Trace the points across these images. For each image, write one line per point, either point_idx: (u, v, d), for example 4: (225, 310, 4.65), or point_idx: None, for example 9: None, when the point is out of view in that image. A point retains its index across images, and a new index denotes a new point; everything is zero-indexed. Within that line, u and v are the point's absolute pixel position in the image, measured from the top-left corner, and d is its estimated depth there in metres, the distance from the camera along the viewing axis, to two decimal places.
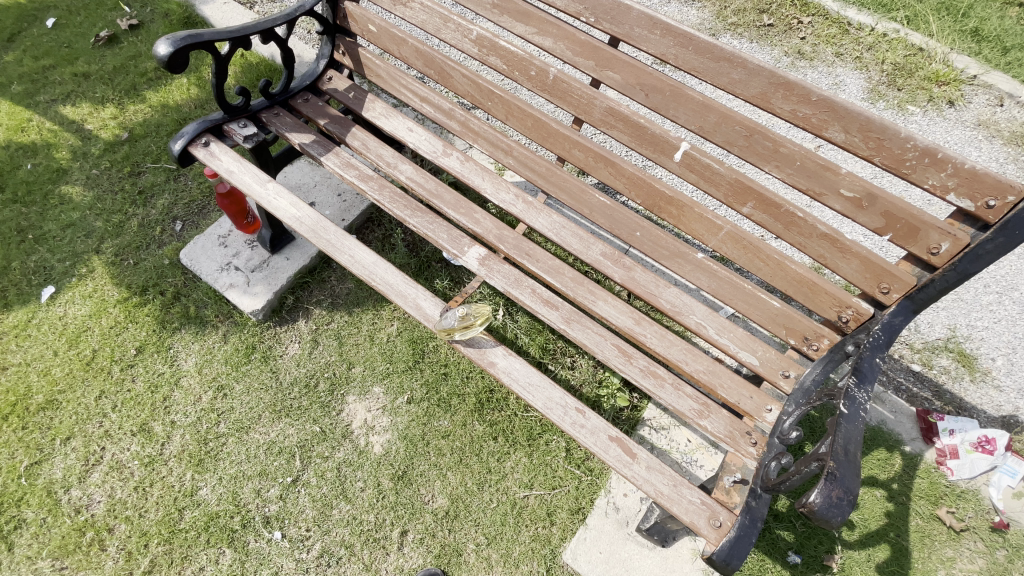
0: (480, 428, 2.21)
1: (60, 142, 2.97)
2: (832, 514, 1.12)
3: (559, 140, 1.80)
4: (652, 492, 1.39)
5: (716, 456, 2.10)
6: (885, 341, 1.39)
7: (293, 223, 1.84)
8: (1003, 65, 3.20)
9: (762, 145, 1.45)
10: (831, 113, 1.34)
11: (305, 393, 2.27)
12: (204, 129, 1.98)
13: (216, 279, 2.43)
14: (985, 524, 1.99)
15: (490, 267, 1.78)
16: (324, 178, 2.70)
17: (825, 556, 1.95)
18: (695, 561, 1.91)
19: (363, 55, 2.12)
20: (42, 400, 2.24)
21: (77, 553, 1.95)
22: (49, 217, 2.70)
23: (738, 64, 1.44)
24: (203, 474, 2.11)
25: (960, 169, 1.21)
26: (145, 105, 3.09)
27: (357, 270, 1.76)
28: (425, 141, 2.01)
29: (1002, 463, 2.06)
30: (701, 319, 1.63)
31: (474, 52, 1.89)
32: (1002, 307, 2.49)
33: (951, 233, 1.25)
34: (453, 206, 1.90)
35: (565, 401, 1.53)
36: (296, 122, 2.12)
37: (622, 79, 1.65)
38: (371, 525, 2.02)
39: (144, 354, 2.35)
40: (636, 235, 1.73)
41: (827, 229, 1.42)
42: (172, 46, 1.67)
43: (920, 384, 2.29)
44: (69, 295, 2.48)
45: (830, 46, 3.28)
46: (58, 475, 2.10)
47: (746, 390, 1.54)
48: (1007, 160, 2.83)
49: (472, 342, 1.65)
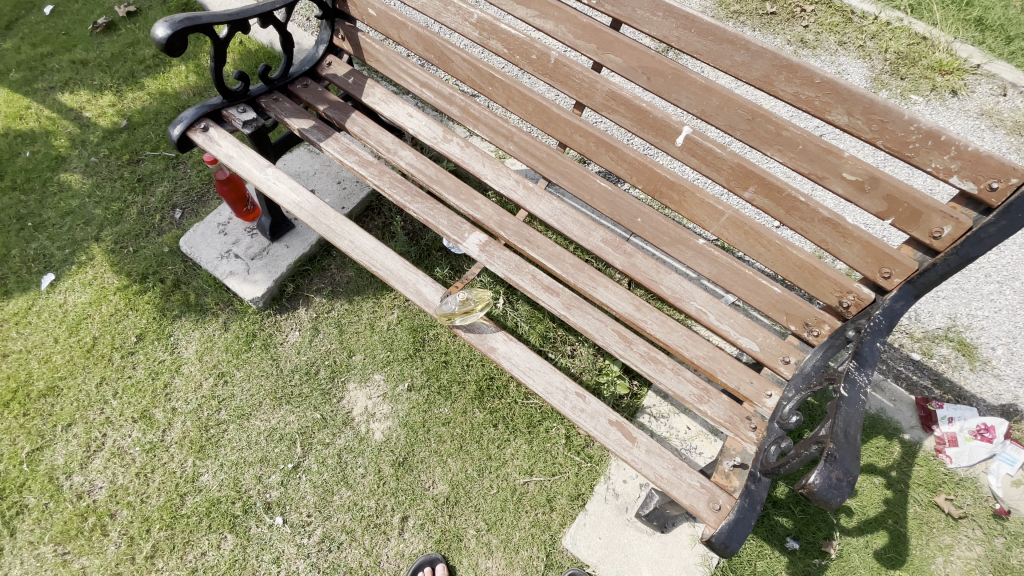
0: (480, 415, 2.21)
1: (58, 130, 2.95)
2: (831, 494, 1.12)
3: (560, 125, 1.79)
4: (651, 476, 1.40)
5: (715, 443, 2.10)
6: (886, 326, 1.38)
7: (293, 209, 1.83)
8: (1006, 55, 3.17)
9: (764, 128, 1.44)
10: (834, 95, 1.34)
11: (306, 380, 2.28)
12: (203, 113, 1.96)
13: (215, 267, 2.43)
14: (984, 511, 2.00)
15: (490, 253, 1.78)
16: (324, 165, 2.69)
17: (823, 542, 1.96)
18: (694, 546, 1.92)
19: (363, 40, 2.10)
20: (43, 387, 2.24)
21: (79, 538, 1.96)
22: (48, 205, 2.69)
23: (741, 46, 1.43)
24: (204, 460, 2.12)
25: (963, 152, 1.20)
26: (144, 92, 3.08)
27: (357, 255, 1.75)
28: (425, 127, 2.00)
29: (1002, 451, 2.07)
30: (702, 305, 1.63)
31: (475, 36, 1.87)
32: (1002, 297, 2.49)
33: (953, 217, 1.25)
34: (454, 191, 1.89)
35: (566, 386, 1.53)
36: (295, 107, 2.11)
37: (624, 62, 1.64)
38: (371, 511, 2.03)
39: (145, 342, 2.35)
40: (637, 221, 1.72)
41: (829, 213, 1.41)
42: (170, 29, 1.65)
43: (919, 373, 2.29)
44: (69, 282, 2.48)
45: (833, 35, 3.26)
46: (60, 462, 2.11)
47: (746, 375, 1.55)
48: (1009, 150, 2.82)
49: (472, 327, 1.64)
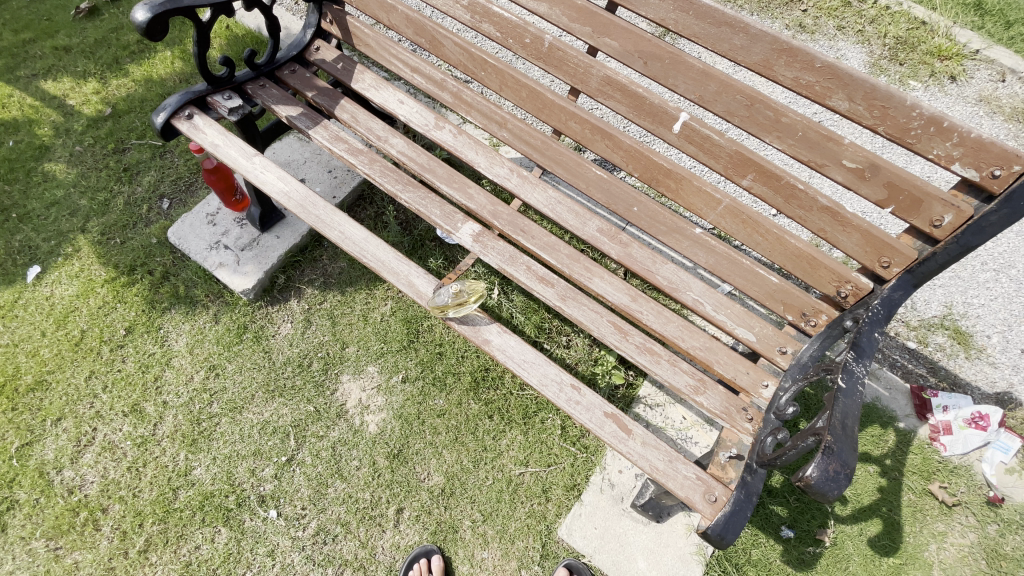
0: (475, 406, 2.20)
1: (41, 118, 2.88)
2: (828, 487, 1.11)
3: (555, 111, 1.75)
4: (646, 468, 1.38)
5: (710, 433, 2.10)
6: (884, 315, 1.37)
7: (282, 199, 1.79)
8: (1006, 40, 3.13)
9: (763, 114, 1.41)
10: (835, 80, 1.30)
11: (299, 372, 2.25)
12: (187, 101, 1.91)
13: (203, 258, 2.39)
14: (977, 499, 2.01)
15: (484, 243, 1.75)
16: (314, 153, 2.64)
17: (818, 530, 1.97)
18: (689, 536, 1.92)
19: (351, 25, 2.05)
20: (32, 381, 2.21)
21: (71, 533, 1.94)
22: (33, 196, 2.63)
23: (740, 29, 1.39)
24: (197, 454, 2.10)
25: (967, 139, 1.18)
26: (128, 79, 3.01)
27: (347, 246, 1.72)
28: (416, 114, 1.95)
29: (996, 439, 2.08)
30: (698, 295, 1.61)
31: (466, 19, 1.82)
32: (998, 285, 2.49)
33: (955, 205, 1.22)
34: (446, 180, 1.86)
35: (561, 378, 1.51)
36: (282, 94, 2.05)
37: (620, 46, 1.59)
38: (366, 503, 2.02)
39: (135, 334, 2.32)
40: (634, 210, 1.69)
41: (828, 202, 1.38)
42: (150, 12, 1.59)
43: (915, 361, 2.29)
44: (55, 275, 2.43)
45: (832, 19, 3.22)
46: (50, 456, 2.08)
47: (743, 366, 1.53)
48: (1008, 137, 2.80)
49: (467, 319, 1.62)
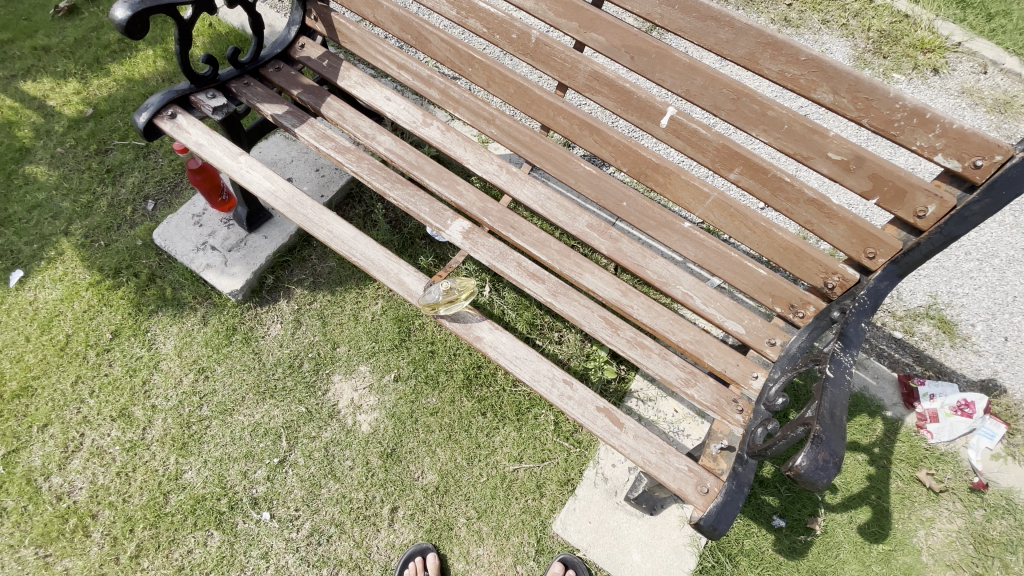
0: (468, 404, 2.20)
1: (21, 119, 2.83)
2: (818, 476, 1.13)
3: (543, 107, 1.74)
4: (640, 461, 1.39)
5: (702, 425, 2.12)
6: (870, 306, 1.39)
7: (269, 198, 1.77)
8: (988, 32, 3.17)
9: (750, 108, 1.41)
10: (819, 72, 1.31)
11: (289, 373, 2.23)
12: (170, 100, 1.88)
13: (190, 259, 2.36)
14: (964, 485, 2.05)
15: (475, 241, 1.73)
16: (301, 152, 2.62)
17: (809, 519, 1.99)
18: (683, 527, 1.94)
19: (337, 21, 2.03)
20: (17, 387, 2.17)
21: (60, 540, 1.92)
22: (13, 198, 2.58)
23: (725, 23, 1.40)
24: (187, 457, 2.08)
25: (948, 130, 1.19)
26: (110, 79, 2.96)
27: (336, 245, 1.70)
28: (403, 111, 1.94)
29: (981, 426, 2.13)
30: (688, 289, 1.61)
31: (452, 14, 1.81)
32: (982, 274, 2.53)
33: (937, 195, 1.24)
34: (435, 177, 1.84)
35: (553, 374, 1.51)
36: (268, 92, 2.03)
37: (607, 41, 1.59)
38: (360, 503, 2.02)
39: (121, 338, 2.29)
40: (623, 205, 1.70)
41: (814, 194, 1.40)
42: (131, 10, 1.57)
43: (901, 350, 2.32)
44: (39, 279, 2.39)
45: (816, 13, 3.24)
46: (37, 463, 2.05)
47: (732, 358, 1.54)
48: (990, 128, 2.84)
49: (458, 316, 1.61)
